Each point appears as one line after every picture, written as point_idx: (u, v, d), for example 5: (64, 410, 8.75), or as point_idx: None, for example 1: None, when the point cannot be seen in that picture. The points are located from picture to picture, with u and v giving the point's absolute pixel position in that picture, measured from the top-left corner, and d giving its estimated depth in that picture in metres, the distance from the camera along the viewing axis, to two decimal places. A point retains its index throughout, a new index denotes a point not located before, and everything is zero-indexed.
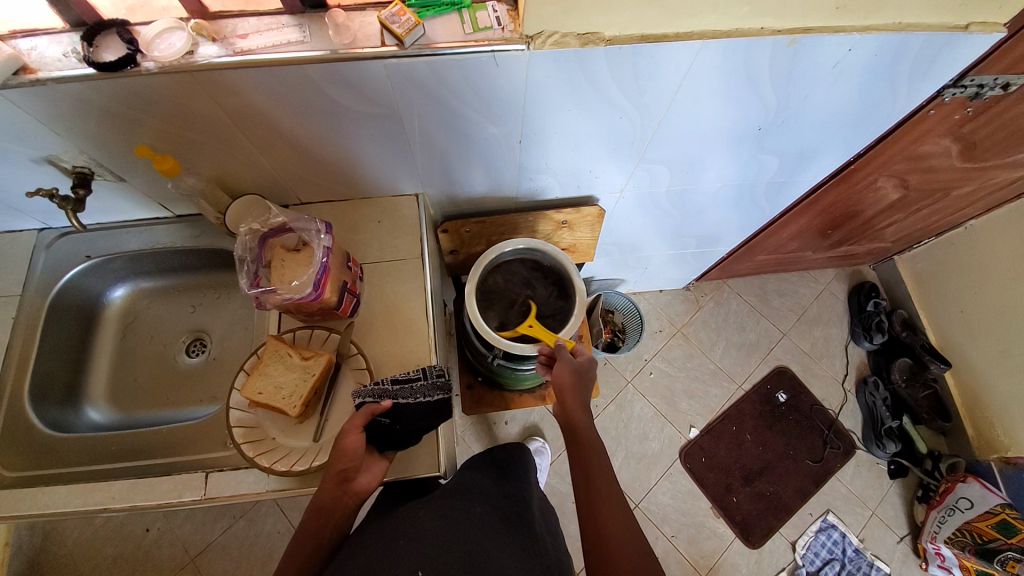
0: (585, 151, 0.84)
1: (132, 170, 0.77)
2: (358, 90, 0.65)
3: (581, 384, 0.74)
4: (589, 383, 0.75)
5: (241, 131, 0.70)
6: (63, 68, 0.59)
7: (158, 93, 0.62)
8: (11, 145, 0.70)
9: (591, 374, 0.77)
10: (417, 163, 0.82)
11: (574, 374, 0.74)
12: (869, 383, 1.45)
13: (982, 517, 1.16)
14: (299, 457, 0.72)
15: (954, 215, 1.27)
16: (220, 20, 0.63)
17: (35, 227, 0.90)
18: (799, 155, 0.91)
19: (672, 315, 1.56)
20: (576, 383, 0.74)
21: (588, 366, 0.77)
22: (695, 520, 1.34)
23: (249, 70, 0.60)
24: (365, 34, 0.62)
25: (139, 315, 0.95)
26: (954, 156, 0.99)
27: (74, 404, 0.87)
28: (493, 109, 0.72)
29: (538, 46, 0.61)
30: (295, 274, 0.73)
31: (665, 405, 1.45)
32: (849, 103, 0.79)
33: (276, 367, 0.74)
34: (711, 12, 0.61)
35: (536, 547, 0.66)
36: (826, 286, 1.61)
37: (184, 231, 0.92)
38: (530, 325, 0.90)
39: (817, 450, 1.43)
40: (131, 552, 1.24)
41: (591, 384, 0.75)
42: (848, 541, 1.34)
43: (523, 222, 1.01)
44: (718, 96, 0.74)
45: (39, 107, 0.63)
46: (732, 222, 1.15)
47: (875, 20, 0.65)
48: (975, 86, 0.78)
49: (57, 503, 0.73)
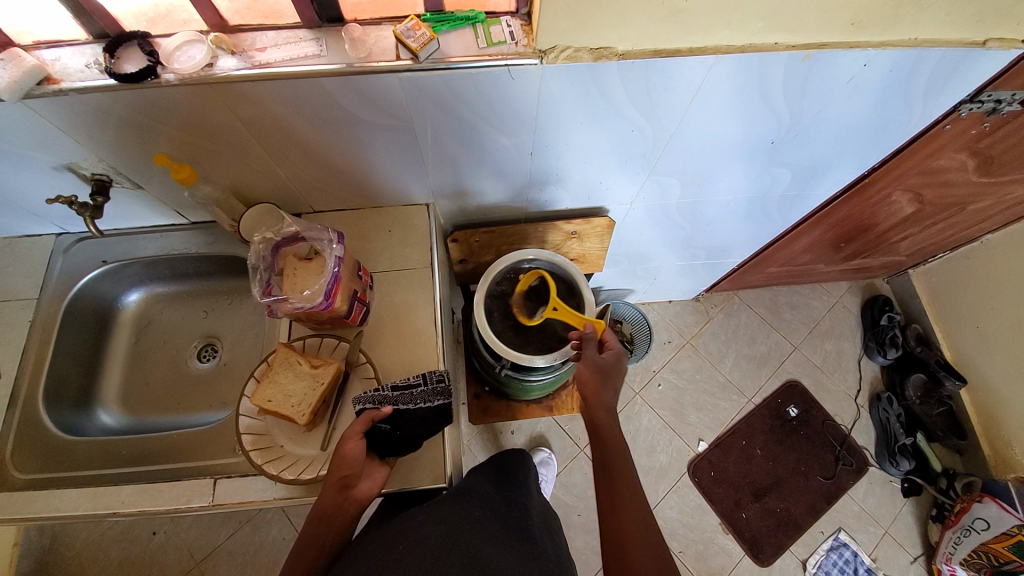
0: (597, 163, 0.84)
1: (149, 177, 0.79)
2: (373, 102, 0.65)
3: (608, 383, 0.74)
4: (615, 380, 0.75)
5: (257, 140, 0.71)
6: (85, 79, 0.61)
7: (177, 103, 0.64)
8: (32, 152, 0.71)
9: (619, 369, 0.76)
10: (429, 173, 0.83)
11: (598, 373, 0.74)
12: (883, 399, 1.43)
13: (999, 539, 1.13)
14: (308, 464, 0.73)
15: (970, 230, 1.26)
16: (239, 34, 0.64)
17: (53, 232, 0.92)
18: (812, 169, 0.91)
19: (681, 326, 1.55)
20: (602, 380, 0.74)
21: (615, 363, 0.76)
22: (703, 536, 1.33)
23: (268, 82, 0.61)
24: (381, 49, 0.62)
25: (152, 320, 0.96)
26: (971, 171, 0.98)
27: (86, 407, 0.88)
28: (505, 121, 0.72)
29: (551, 60, 0.62)
30: (306, 283, 0.74)
31: (673, 417, 1.44)
32: (863, 117, 0.78)
33: (286, 374, 0.75)
34: (724, 28, 0.61)
35: (536, 552, 0.65)
36: (838, 299, 1.60)
37: (198, 238, 0.93)
38: (555, 308, 0.85)
39: (829, 466, 1.41)
40: (137, 555, 1.25)
41: (619, 380, 0.75)
42: (859, 560, 1.31)
43: (533, 232, 1.01)
44: (731, 109, 0.73)
45: (62, 116, 0.65)
46: (742, 233, 1.15)
47: (890, 36, 0.65)
48: (992, 101, 0.77)
49: (67, 506, 0.74)
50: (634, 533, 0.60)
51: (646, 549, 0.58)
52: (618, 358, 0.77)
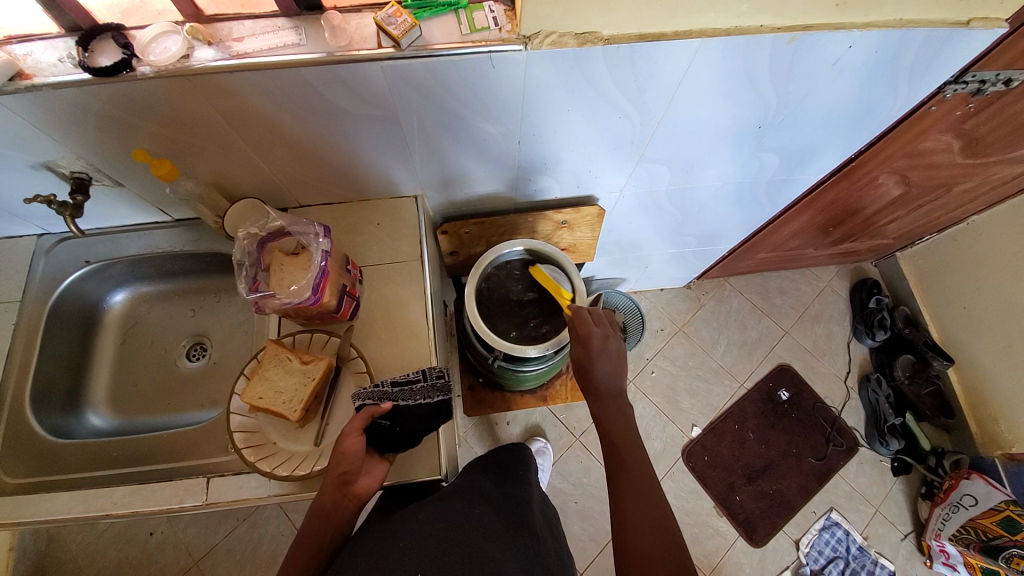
0: (586, 151, 0.84)
1: (130, 174, 0.77)
2: (357, 92, 0.64)
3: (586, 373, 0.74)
4: (591, 366, 0.73)
5: (238, 134, 0.70)
6: (59, 73, 0.59)
7: (154, 97, 0.62)
8: (8, 151, 0.69)
9: (590, 356, 0.73)
10: (416, 164, 0.82)
11: (578, 369, 0.75)
12: (872, 379, 1.44)
13: (988, 514, 1.16)
14: (300, 461, 0.72)
15: (956, 211, 1.27)
16: (215, 23, 0.63)
17: (34, 233, 0.90)
18: (799, 153, 0.91)
19: (673, 314, 1.56)
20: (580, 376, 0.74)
21: (584, 352, 0.74)
22: (699, 519, 1.34)
23: (246, 73, 0.60)
24: (362, 36, 0.61)
25: (139, 319, 0.95)
26: (956, 152, 0.99)
27: (75, 410, 0.87)
28: (491, 109, 0.71)
29: (536, 46, 0.61)
30: (295, 278, 0.73)
31: (666, 403, 1.45)
32: (850, 99, 0.78)
33: (276, 371, 0.74)
34: (709, 11, 0.60)
35: (537, 549, 0.65)
36: (828, 283, 1.61)
37: (184, 235, 0.92)
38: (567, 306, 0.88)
39: (820, 448, 1.42)
40: (134, 556, 1.24)
41: (598, 365, 0.73)
42: (852, 539, 1.33)
43: (523, 223, 1.00)
44: (718, 94, 0.73)
45: (38, 113, 0.63)
46: (732, 220, 1.15)
47: (874, 17, 0.64)
48: (977, 82, 0.77)
49: (59, 509, 0.73)
50: (627, 523, 0.60)
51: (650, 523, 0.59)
52: (589, 343, 0.74)
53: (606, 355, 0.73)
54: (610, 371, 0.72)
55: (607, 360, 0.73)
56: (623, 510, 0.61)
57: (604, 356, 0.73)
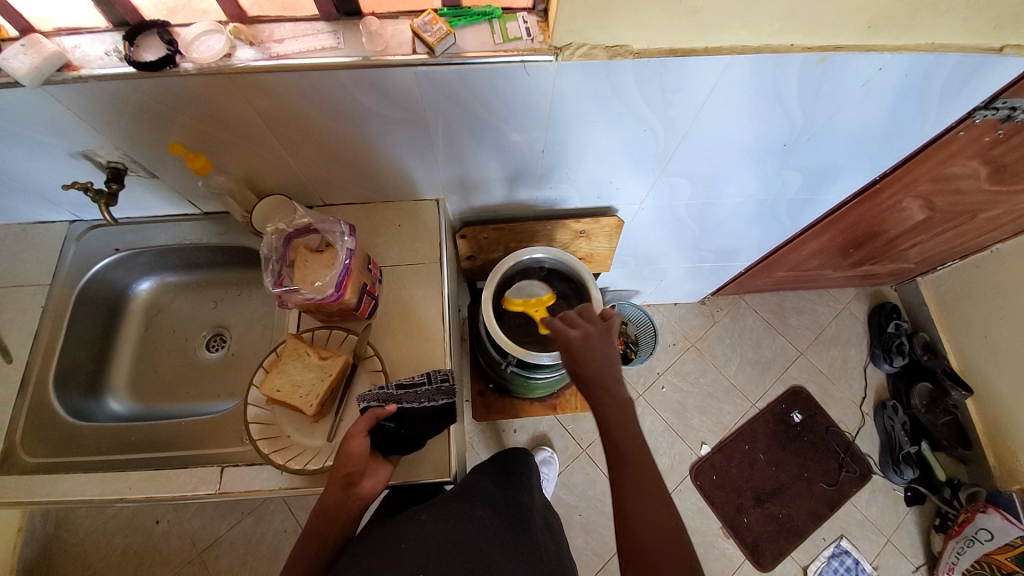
0: (609, 163, 0.84)
1: (163, 167, 0.79)
2: (388, 96, 0.66)
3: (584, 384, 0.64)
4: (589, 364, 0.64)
5: (272, 132, 0.72)
6: (105, 66, 0.61)
7: (193, 92, 0.64)
8: (49, 139, 0.72)
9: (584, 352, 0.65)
10: (440, 168, 0.83)
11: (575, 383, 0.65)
12: (888, 407, 1.42)
13: (1003, 550, 1.13)
14: (313, 456, 0.73)
15: (981, 239, 1.25)
16: (257, 24, 0.65)
17: (67, 219, 0.92)
18: (823, 173, 0.91)
19: (686, 329, 1.55)
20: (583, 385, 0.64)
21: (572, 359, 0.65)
22: (704, 539, 1.32)
23: (285, 74, 0.61)
24: (398, 42, 0.63)
25: (162, 309, 0.97)
26: (983, 179, 0.97)
27: (96, 393, 0.89)
28: (519, 118, 0.72)
29: (566, 57, 0.62)
30: (318, 274, 0.74)
31: (676, 419, 1.44)
32: (878, 119, 0.77)
33: (295, 365, 0.75)
34: (740, 28, 0.61)
35: (538, 553, 0.66)
36: (846, 306, 1.59)
37: (210, 228, 0.94)
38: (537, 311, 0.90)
39: (832, 473, 1.40)
40: (140, 543, 1.26)
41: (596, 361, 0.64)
42: (861, 568, 1.30)
43: (542, 231, 1.01)
44: (744, 111, 0.74)
45: (81, 103, 0.66)
46: (753, 237, 1.15)
47: (907, 40, 0.64)
48: (1007, 109, 0.76)
49: (74, 490, 0.74)
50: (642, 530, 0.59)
51: (662, 536, 0.57)
52: (576, 346, 0.65)
53: (598, 349, 0.65)
54: (605, 364, 0.64)
55: (597, 362, 0.64)
56: (632, 513, 0.59)
57: (598, 349, 0.65)
